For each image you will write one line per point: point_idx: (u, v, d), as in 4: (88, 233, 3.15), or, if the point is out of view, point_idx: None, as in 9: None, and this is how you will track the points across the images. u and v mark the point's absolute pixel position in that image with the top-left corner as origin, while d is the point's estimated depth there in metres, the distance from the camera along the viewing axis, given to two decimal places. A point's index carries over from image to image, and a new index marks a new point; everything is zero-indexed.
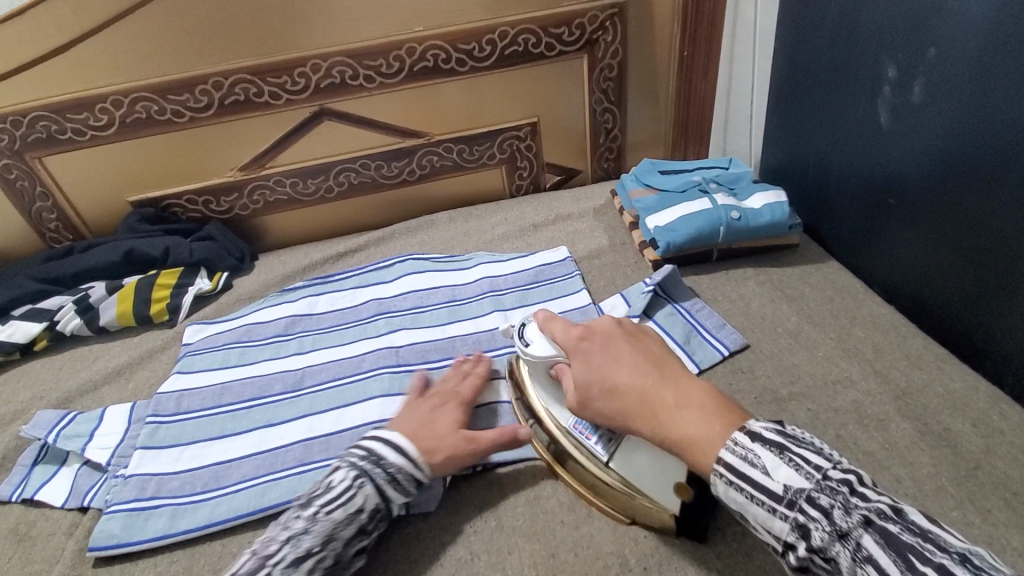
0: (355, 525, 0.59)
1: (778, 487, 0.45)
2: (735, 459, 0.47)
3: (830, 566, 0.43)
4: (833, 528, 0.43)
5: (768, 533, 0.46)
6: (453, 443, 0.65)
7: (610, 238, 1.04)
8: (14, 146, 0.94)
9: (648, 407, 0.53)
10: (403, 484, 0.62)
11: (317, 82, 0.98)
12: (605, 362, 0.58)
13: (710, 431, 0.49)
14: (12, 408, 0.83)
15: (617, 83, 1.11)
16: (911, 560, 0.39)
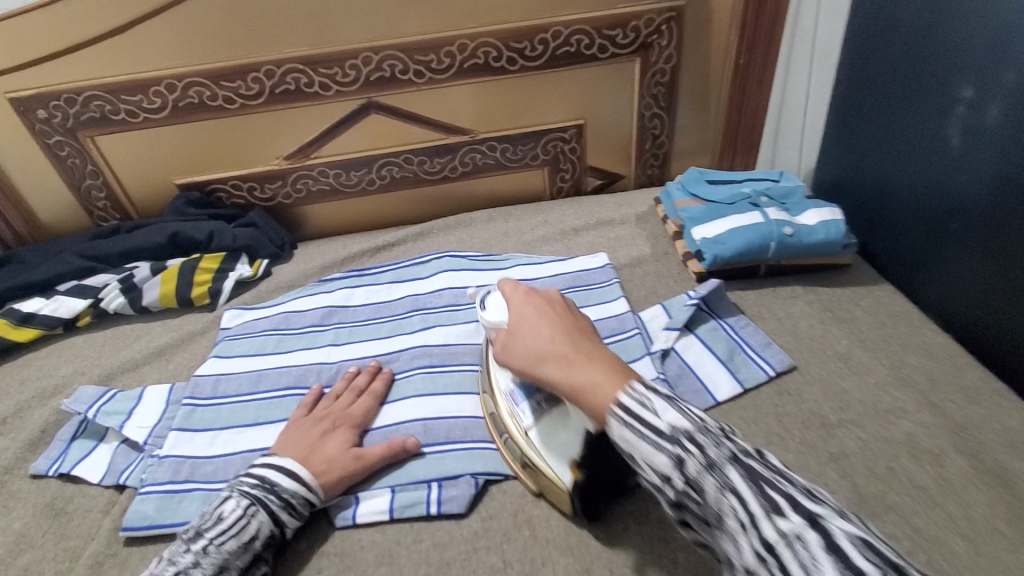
0: (249, 553, 0.58)
1: (664, 427, 0.48)
2: (633, 401, 0.50)
3: (699, 498, 0.45)
4: (705, 460, 0.45)
5: (650, 471, 0.48)
6: (345, 467, 0.66)
7: (651, 247, 1.02)
8: (69, 124, 0.96)
9: (563, 354, 0.58)
10: (296, 509, 0.62)
11: (367, 74, 0.97)
12: (533, 320, 0.62)
13: (609, 380, 0.53)
14: (54, 381, 0.84)
15: (669, 88, 1.08)
16: (766, 491, 0.42)
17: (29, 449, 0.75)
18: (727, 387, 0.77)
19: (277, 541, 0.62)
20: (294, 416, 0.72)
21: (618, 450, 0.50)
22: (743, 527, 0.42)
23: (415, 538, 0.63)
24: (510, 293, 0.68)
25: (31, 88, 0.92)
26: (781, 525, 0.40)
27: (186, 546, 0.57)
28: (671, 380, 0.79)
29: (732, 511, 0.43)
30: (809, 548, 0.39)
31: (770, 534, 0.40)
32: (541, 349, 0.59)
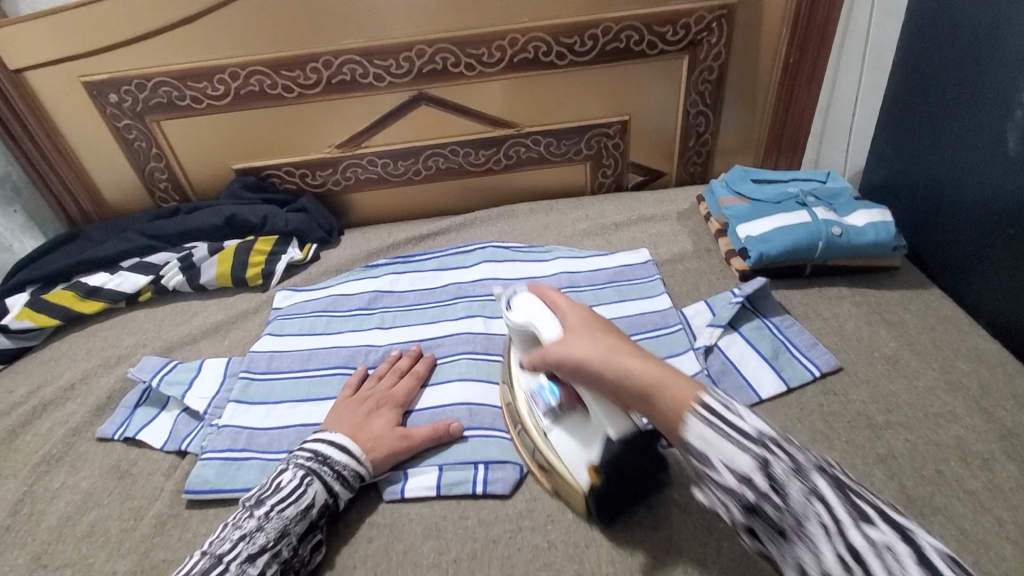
0: (308, 519, 0.61)
1: (749, 428, 0.46)
2: (715, 402, 0.49)
3: (781, 502, 0.43)
4: (793, 464, 0.44)
5: (728, 472, 0.45)
6: (393, 445, 0.68)
7: (694, 244, 1.02)
8: (137, 108, 1.00)
9: (619, 353, 0.56)
10: (349, 480, 0.65)
11: (420, 67, 1.00)
12: (582, 322, 0.62)
13: (678, 380, 0.52)
14: (118, 351, 0.89)
15: (716, 85, 1.08)
16: (856, 503, 0.41)
17: (96, 414, 0.79)
18: (771, 385, 0.77)
19: (331, 511, 0.64)
20: (340, 398, 0.75)
21: (686, 446, 0.48)
22: (829, 532, 0.41)
23: (463, 514, 0.65)
24: (544, 294, 0.68)
25: (104, 72, 0.97)
26: (872, 537, 0.39)
27: (249, 512, 0.60)
28: (714, 376, 0.79)
29: (821, 520, 0.41)
30: (903, 562, 0.38)
31: (860, 543, 0.39)
32: (599, 349, 0.57)
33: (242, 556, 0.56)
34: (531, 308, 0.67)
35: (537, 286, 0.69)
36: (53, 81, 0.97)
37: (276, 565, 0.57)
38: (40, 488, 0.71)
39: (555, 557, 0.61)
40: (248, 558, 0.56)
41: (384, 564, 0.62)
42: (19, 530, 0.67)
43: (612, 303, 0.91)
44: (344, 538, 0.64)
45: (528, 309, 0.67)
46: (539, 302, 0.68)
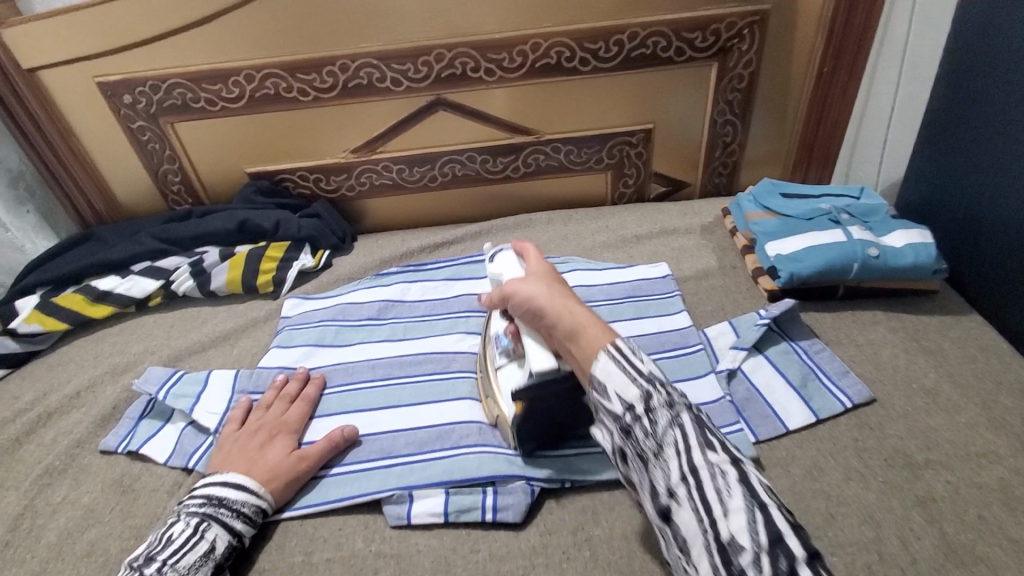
0: (211, 565, 0.58)
1: (643, 368, 0.54)
2: (625, 345, 0.56)
3: (650, 428, 0.51)
4: (668, 399, 0.52)
5: (615, 398, 0.53)
6: (289, 473, 0.66)
7: (718, 260, 0.98)
8: (151, 109, 0.99)
9: (562, 298, 0.63)
10: (250, 517, 0.62)
11: (439, 71, 0.97)
12: (542, 273, 0.69)
13: (598, 327, 0.59)
14: (126, 358, 0.87)
15: (745, 94, 1.04)
16: (707, 434, 0.50)
17: (101, 425, 0.77)
18: (799, 415, 0.73)
19: (237, 551, 0.62)
20: (225, 432, 0.71)
21: (591, 379, 0.55)
22: (681, 455, 0.49)
23: (473, 546, 0.62)
24: (524, 250, 0.73)
25: (118, 73, 0.95)
26: (710, 458, 0.48)
27: (139, 571, 0.56)
28: (739, 403, 0.75)
29: (677, 444, 0.50)
30: (727, 478, 0.47)
31: (700, 463, 0.48)
32: (543, 293, 0.64)
33: None
34: (507, 260, 0.73)
35: (519, 242, 0.75)
36: (69, 82, 0.96)
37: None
38: (41, 502, 0.69)
39: None
40: None
41: None
42: (18, 546, 0.65)
43: (630, 321, 0.88)
44: (348, 567, 0.61)
45: (503, 260, 0.73)
46: (516, 257, 0.74)
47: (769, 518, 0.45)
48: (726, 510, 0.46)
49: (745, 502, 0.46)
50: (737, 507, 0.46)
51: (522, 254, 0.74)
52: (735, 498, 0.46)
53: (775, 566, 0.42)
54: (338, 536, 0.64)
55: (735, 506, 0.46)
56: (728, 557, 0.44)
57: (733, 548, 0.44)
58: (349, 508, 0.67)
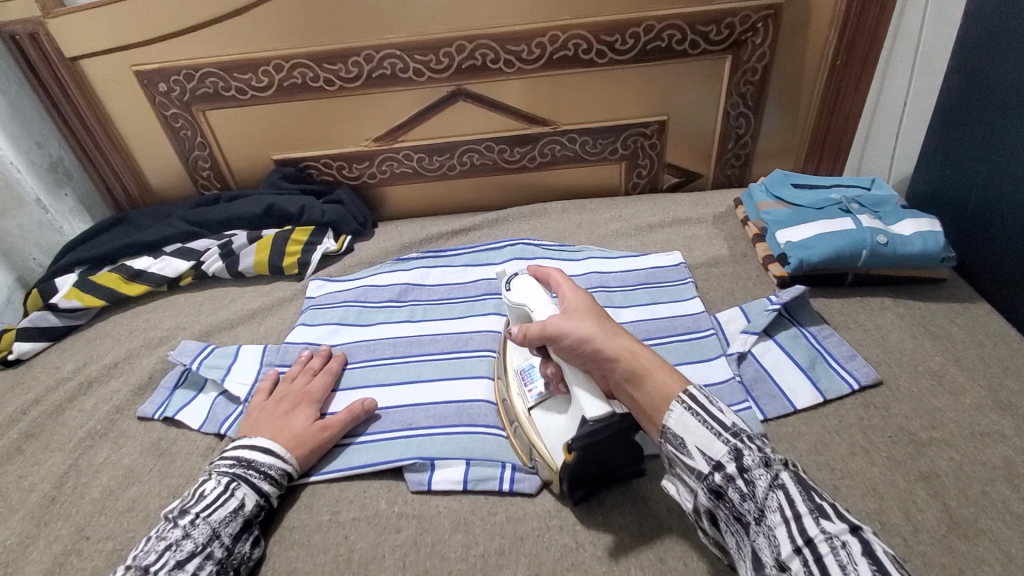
0: (241, 521, 0.61)
1: (727, 423, 0.55)
2: (700, 396, 0.57)
3: (747, 489, 0.51)
4: (761, 457, 0.52)
5: (702, 457, 0.54)
6: (314, 442, 0.69)
7: (730, 248, 1.00)
8: (185, 98, 1.03)
9: (617, 338, 0.62)
10: (278, 480, 0.66)
11: (460, 62, 1.00)
12: (583, 307, 0.66)
13: (663, 372, 0.59)
14: (160, 333, 0.91)
15: (759, 87, 1.06)
16: (812, 496, 0.50)
17: (138, 393, 0.82)
18: (806, 395, 0.75)
19: (265, 511, 0.65)
20: (254, 401, 0.74)
21: (664, 430, 0.56)
22: (787, 520, 0.49)
23: (491, 509, 0.66)
24: (551, 276, 0.71)
25: (154, 62, 1.00)
26: (825, 526, 0.47)
27: (173, 522, 0.60)
28: (748, 384, 0.78)
29: (780, 508, 0.50)
30: (845, 548, 0.46)
31: (813, 531, 0.47)
32: (594, 332, 0.62)
33: (170, 563, 0.56)
34: (531, 289, 0.70)
35: (541, 269, 0.73)
36: (107, 70, 1.00)
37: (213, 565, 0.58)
38: (84, 462, 0.73)
39: (583, 558, 0.61)
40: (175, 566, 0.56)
41: (412, 554, 0.62)
42: (63, 501, 0.69)
43: (642, 305, 0.90)
44: (373, 526, 0.65)
45: (526, 288, 0.70)
46: (544, 287, 0.71)
47: None
48: None
49: (872, 572, 0.44)
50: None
51: (547, 281, 0.72)
52: (859, 566, 0.45)
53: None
54: (362, 498, 0.68)
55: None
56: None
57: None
58: (373, 474, 0.70)
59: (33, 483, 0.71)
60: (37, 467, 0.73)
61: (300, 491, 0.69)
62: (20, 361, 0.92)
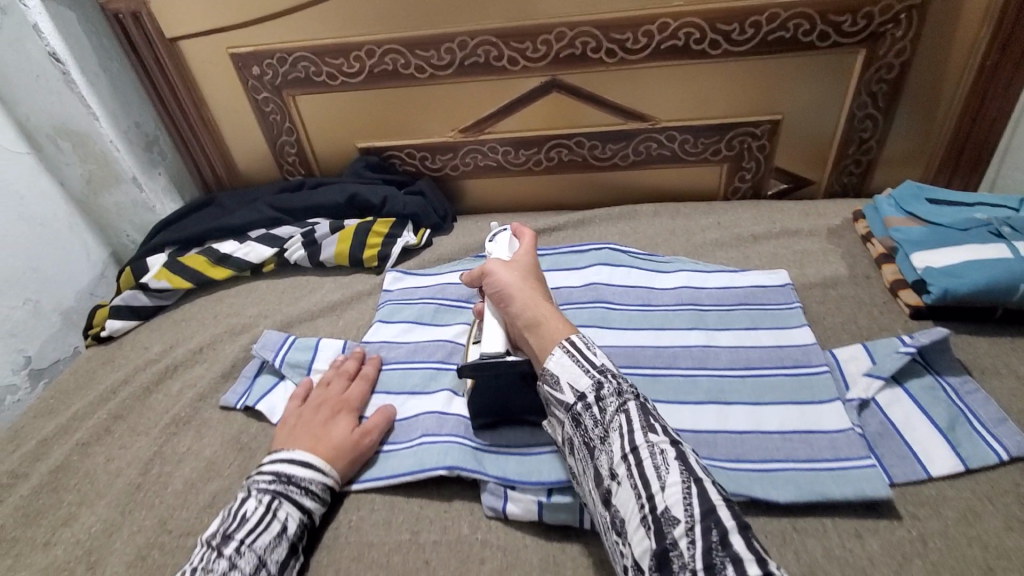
0: (286, 545, 0.58)
1: (597, 360, 0.58)
2: (579, 341, 0.59)
3: (599, 415, 0.55)
4: (617, 387, 0.56)
5: (568, 388, 0.58)
6: (353, 450, 0.67)
7: (849, 268, 0.89)
8: (276, 82, 1.02)
9: (529, 287, 0.67)
10: (319, 496, 0.63)
11: (558, 51, 0.93)
12: (525, 266, 0.71)
13: (558, 322, 0.62)
14: (244, 321, 0.91)
15: (893, 87, 0.94)
16: (650, 420, 0.54)
17: (222, 381, 0.81)
18: (943, 460, 0.64)
19: (307, 529, 0.62)
20: (290, 408, 0.71)
21: (544, 371, 0.59)
22: (624, 436, 0.53)
23: (584, 550, 0.60)
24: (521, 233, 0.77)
25: (250, 45, 0.99)
26: (652, 440, 0.52)
27: (217, 551, 0.56)
28: (869, 437, 0.67)
29: (620, 427, 0.53)
30: (664, 456, 0.51)
31: (639, 441, 0.52)
32: (511, 280, 0.68)
33: None
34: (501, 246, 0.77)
35: (518, 227, 0.78)
36: (204, 51, 1.01)
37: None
38: (169, 449, 0.73)
39: None
40: None
41: None
42: (148, 489, 0.69)
43: (741, 330, 0.80)
44: (455, 552, 0.61)
45: (500, 242, 0.79)
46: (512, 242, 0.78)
47: (703, 493, 0.48)
48: (662, 484, 0.49)
49: (682, 479, 0.49)
50: (675, 481, 0.49)
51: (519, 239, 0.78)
52: (672, 475, 0.49)
53: (707, 539, 0.45)
54: (443, 519, 0.64)
55: (672, 481, 0.49)
56: (661, 529, 0.47)
57: (664, 518, 0.47)
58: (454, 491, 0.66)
59: (120, 467, 0.72)
60: (125, 450, 0.74)
61: (380, 502, 0.66)
62: (112, 338, 0.94)
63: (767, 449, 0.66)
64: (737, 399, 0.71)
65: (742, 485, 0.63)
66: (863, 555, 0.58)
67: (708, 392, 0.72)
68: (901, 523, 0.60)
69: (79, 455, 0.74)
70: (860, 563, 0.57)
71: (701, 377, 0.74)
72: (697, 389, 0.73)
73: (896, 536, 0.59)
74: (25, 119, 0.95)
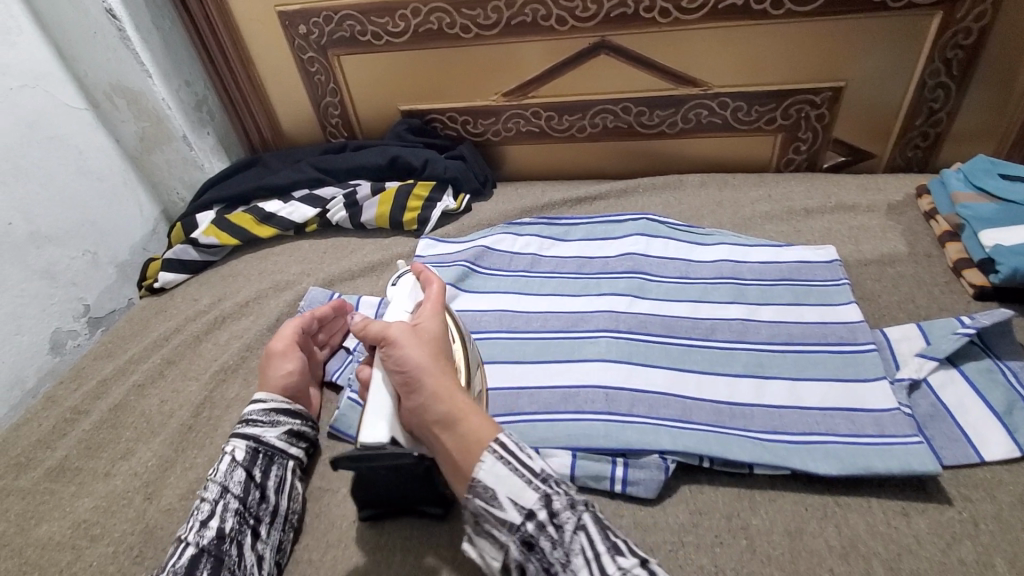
0: (243, 469, 0.60)
1: (535, 467, 0.52)
2: (509, 442, 0.52)
3: (555, 535, 0.49)
4: (568, 498, 0.51)
5: (513, 507, 0.50)
6: (268, 360, 0.70)
7: (909, 245, 0.85)
8: (322, 41, 1.02)
9: (434, 370, 0.56)
10: (261, 421, 0.64)
11: (609, 10, 0.90)
12: (431, 334, 0.60)
13: (472, 421, 0.53)
14: (286, 277, 0.93)
15: (969, 54, 0.87)
16: (610, 536, 0.49)
17: (266, 334, 0.84)
18: (999, 445, 0.60)
19: (268, 454, 0.63)
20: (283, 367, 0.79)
21: (473, 483, 0.51)
22: (589, 561, 0.47)
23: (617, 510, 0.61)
24: (430, 286, 0.66)
25: (297, 4, 0.98)
26: (621, 564, 0.47)
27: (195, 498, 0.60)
28: (918, 418, 0.64)
29: (583, 550, 0.48)
30: None
31: (611, 570, 0.46)
32: (416, 360, 0.56)
33: (193, 526, 0.56)
34: (401, 299, 0.68)
35: (427, 271, 0.69)
36: (252, 10, 1.01)
37: (234, 515, 0.57)
38: (217, 396, 0.76)
39: None
40: (199, 525, 0.55)
41: None
42: (198, 431, 0.72)
43: (786, 305, 0.77)
44: None
45: (401, 286, 0.70)
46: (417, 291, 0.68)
47: None
48: None
49: None
50: None
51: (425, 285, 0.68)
52: None
53: None
54: None
55: None
56: None
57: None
58: None
59: (172, 409, 0.75)
60: (176, 394, 0.77)
61: None
62: (164, 289, 0.98)
63: (808, 424, 0.64)
64: (775, 373, 0.69)
65: (782, 458, 0.61)
66: (908, 533, 0.56)
67: (746, 365, 0.70)
68: (952, 505, 0.58)
69: (135, 396, 0.78)
70: (906, 541, 0.56)
71: (740, 350, 0.72)
72: (735, 362, 0.71)
73: (945, 517, 0.57)
74: (82, 78, 0.98)
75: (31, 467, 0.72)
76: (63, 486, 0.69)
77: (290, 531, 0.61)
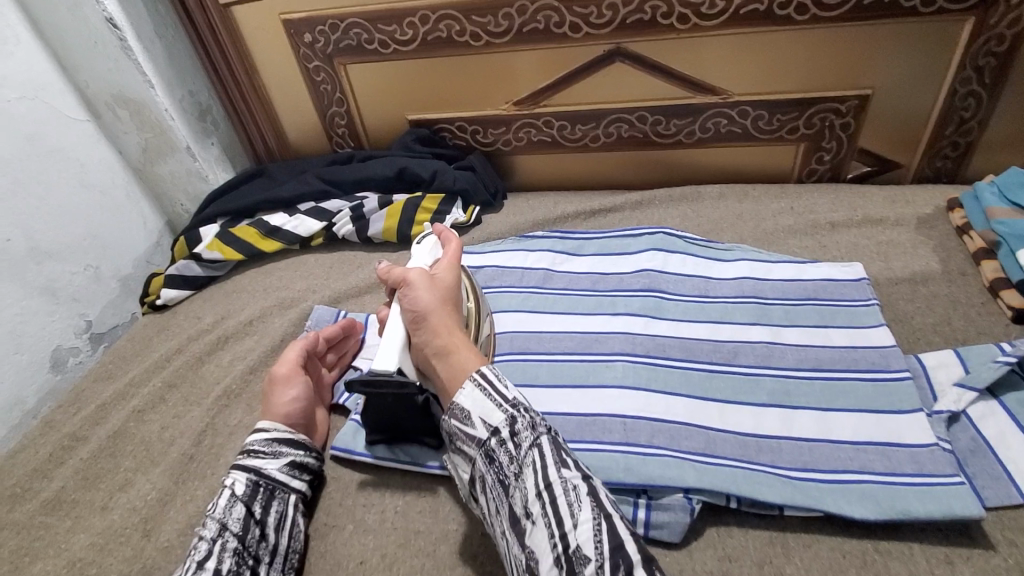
0: (242, 504, 0.57)
1: (508, 395, 0.53)
2: (490, 372, 0.54)
3: (513, 451, 0.50)
4: (531, 420, 0.52)
5: (479, 424, 0.52)
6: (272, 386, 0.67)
7: (942, 262, 0.81)
8: (328, 50, 0.99)
9: (438, 309, 0.59)
10: (263, 453, 0.61)
11: (624, 17, 0.86)
12: (443, 281, 0.63)
13: (465, 353, 0.57)
14: (291, 295, 0.91)
15: (1006, 60, 0.82)
16: (563, 453, 0.51)
17: (270, 355, 0.81)
18: None
19: (269, 488, 0.60)
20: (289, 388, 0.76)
21: (453, 404, 0.53)
22: (537, 470, 0.49)
23: None
24: (449, 242, 0.69)
25: (302, 11, 0.96)
26: (564, 475, 0.49)
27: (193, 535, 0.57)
28: (958, 454, 0.61)
29: (534, 462, 0.50)
30: (577, 492, 0.48)
31: (555, 477, 0.48)
32: (422, 300, 0.60)
33: (189, 566, 0.53)
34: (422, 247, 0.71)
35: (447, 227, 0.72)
36: (256, 19, 0.98)
37: (231, 555, 0.54)
38: (220, 421, 0.74)
39: None
40: (195, 564, 0.53)
41: None
42: (200, 460, 0.70)
43: (812, 327, 0.73)
44: None
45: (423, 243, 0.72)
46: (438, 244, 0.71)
47: (613, 528, 0.46)
48: (575, 522, 0.46)
49: (593, 515, 0.46)
50: (585, 518, 0.46)
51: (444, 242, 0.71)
52: (582, 512, 0.46)
53: None
54: None
55: (583, 517, 0.46)
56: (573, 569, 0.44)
57: (577, 558, 0.44)
58: None
59: (173, 436, 0.73)
60: (178, 419, 0.75)
61: (426, 487, 0.65)
62: (166, 306, 0.96)
63: (841, 460, 0.60)
64: (805, 403, 0.65)
65: (814, 498, 0.58)
66: None
67: (773, 393, 0.67)
68: (999, 552, 0.54)
69: (134, 421, 0.75)
70: None
71: (765, 376, 0.69)
72: (760, 389, 0.67)
73: (991, 565, 0.53)
74: (84, 88, 0.96)
75: (28, 496, 0.70)
76: (60, 519, 0.67)
77: (291, 572, 0.58)
